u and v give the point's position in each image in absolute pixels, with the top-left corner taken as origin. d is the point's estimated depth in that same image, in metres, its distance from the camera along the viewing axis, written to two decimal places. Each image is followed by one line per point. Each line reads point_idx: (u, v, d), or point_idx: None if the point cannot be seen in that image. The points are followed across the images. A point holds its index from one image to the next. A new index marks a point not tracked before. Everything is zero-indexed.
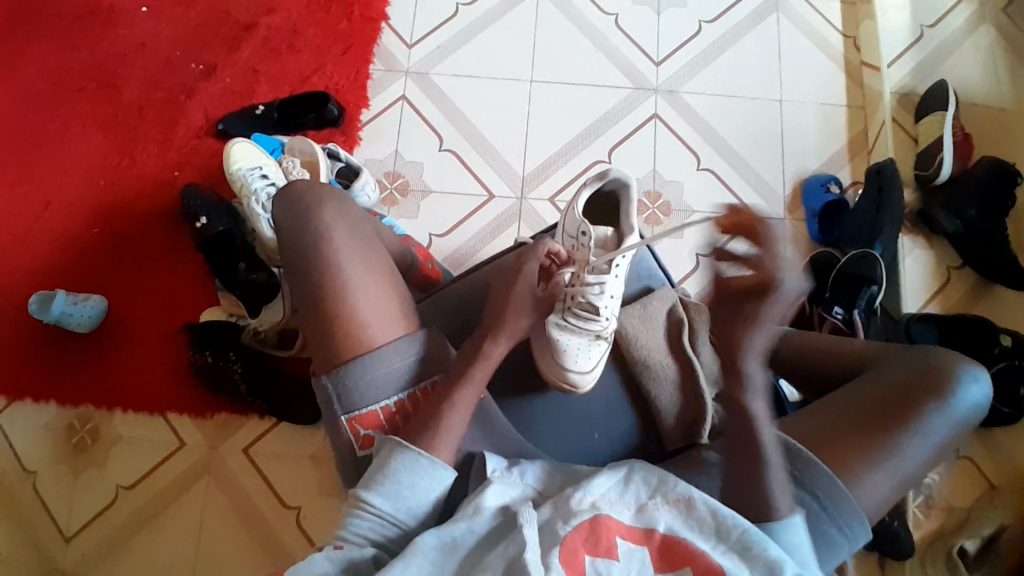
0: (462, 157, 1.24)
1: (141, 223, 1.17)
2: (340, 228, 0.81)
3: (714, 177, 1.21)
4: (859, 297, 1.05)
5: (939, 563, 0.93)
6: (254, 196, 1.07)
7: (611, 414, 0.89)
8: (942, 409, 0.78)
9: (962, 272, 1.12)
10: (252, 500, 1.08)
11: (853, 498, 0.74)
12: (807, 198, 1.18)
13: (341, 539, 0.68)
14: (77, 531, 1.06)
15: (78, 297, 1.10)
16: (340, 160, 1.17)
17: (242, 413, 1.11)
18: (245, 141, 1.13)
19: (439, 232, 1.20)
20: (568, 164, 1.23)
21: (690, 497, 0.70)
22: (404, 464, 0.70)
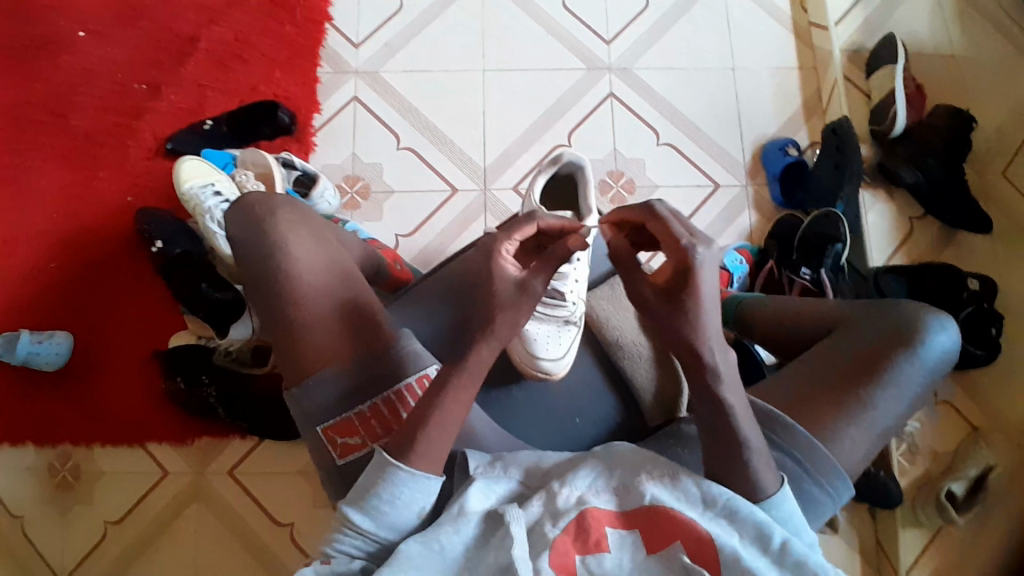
0: (421, 154, 1.22)
1: (101, 252, 1.15)
2: (296, 236, 0.81)
3: (675, 151, 1.21)
4: (825, 257, 1.06)
5: (931, 507, 0.95)
6: (209, 214, 1.05)
7: (590, 397, 0.90)
8: (913, 361, 0.79)
9: (926, 221, 1.13)
10: (244, 520, 1.07)
11: (833, 456, 0.75)
12: (768, 162, 1.18)
13: (329, 554, 0.68)
14: (72, 569, 1.04)
15: (43, 335, 1.07)
16: (295, 168, 1.15)
17: (223, 434, 1.09)
18: (195, 158, 1.10)
19: (405, 231, 1.19)
20: (528, 151, 1.22)
21: (675, 472, 0.70)
22: (384, 481, 0.67)
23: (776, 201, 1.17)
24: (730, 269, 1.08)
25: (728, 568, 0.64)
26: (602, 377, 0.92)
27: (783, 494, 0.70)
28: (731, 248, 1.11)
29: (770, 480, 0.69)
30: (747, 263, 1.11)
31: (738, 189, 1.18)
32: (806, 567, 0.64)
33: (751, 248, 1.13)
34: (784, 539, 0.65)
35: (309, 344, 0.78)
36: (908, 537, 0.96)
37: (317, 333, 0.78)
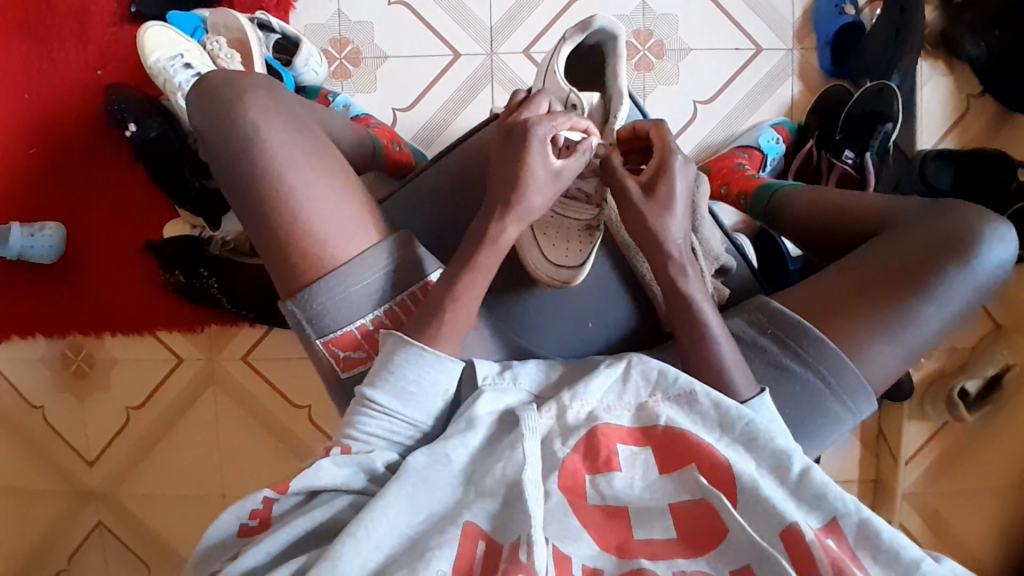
0: (417, 11, 1.06)
1: (72, 135, 1.04)
2: (270, 127, 0.70)
3: (714, 5, 1.04)
4: (872, 138, 0.95)
5: (940, 404, 0.99)
6: (180, 92, 0.92)
7: (607, 299, 0.86)
8: (963, 271, 0.72)
9: (982, 101, 1.01)
10: (261, 403, 1.09)
11: (859, 371, 0.73)
12: (820, 22, 1.03)
13: (349, 437, 0.67)
14: (98, 454, 1.09)
15: (32, 226, 1.01)
16: (274, 31, 1.01)
17: (232, 322, 1.08)
18: (159, 24, 0.95)
19: (403, 106, 1.07)
20: (542, 7, 1.06)
21: (691, 391, 0.68)
22: (410, 360, 0.67)
23: (824, 69, 1.04)
24: (765, 150, 1.01)
25: (745, 494, 0.61)
26: (614, 272, 0.87)
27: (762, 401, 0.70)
28: (768, 124, 1.03)
29: (748, 387, 0.70)
30: (785, 143, 1.03)
31: (781, 55, 1.04)
32: (826, 500, 0.61)
33: (790, 124, 1.04)
34: (805, 467, 0.63)
35: (301, 253, 0.70)
36: (912, 430, 1.01)
37: (307, 238, 0.70)
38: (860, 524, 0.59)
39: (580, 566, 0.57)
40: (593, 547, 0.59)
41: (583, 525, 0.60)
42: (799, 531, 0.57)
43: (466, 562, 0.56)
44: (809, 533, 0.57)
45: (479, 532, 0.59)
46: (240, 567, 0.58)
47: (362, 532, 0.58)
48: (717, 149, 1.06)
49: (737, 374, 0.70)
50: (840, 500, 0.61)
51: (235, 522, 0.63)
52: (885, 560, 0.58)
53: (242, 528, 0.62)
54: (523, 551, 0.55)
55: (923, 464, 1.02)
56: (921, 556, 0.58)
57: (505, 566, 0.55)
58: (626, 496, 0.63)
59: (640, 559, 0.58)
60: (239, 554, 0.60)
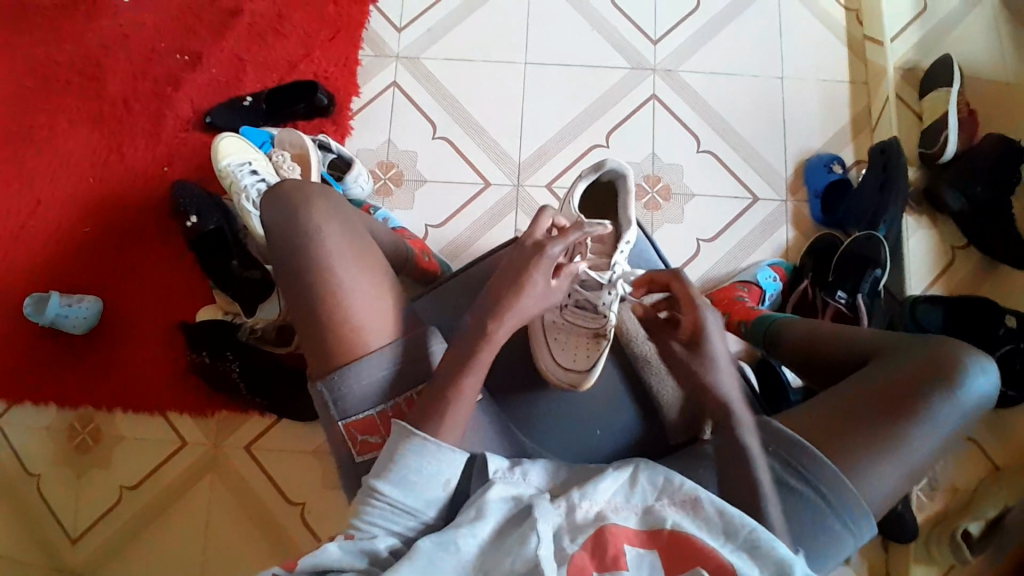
0: (455, 144, 1.21)
1: (133, 221, 1.15)
2: (332, 229, 0.80)
3: (715, 160, 1.19)
4: (862, 282, 1.03)
5: (944, 546, 0.94)
6: (243, 193, 1.05)
7: (612, 408, 0.90)
8: (948, 399, 0.75)
9: (968, 252, 1.11)
10: (257, 495, 1.08)
11: (857, 491, 0.73)
12: (810, 178, 1.16)
13: (355, 527, 0.68)
14: (82, 532, 1.06)
15: (71, 298, 1.08)
16: (331, 151, 1.15)
17: (243, 410, 1.10)
18: (233, 135, 1.10)
19: (436, 222, 1.18)
20: (565, 149, 1.21)
21: (696, 497, 0.70)
22: (412, 450, 0.69)
23: (815, 218, 1.15)
24: (763, 286, 1.09)
25: None
26: (625, 389, 0.91)
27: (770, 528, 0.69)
28: (765, 264, 1.11)
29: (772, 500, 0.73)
30: (781, 281, 1.11)
31: (775, 204, 1.16)
32: None
33: (786, 265, 1.12)
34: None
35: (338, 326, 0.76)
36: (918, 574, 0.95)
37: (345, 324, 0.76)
38: None
39: None
40: None
41: None
42: None
43: None
44: None
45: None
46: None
47: None
48: (720, 283, 1.14)
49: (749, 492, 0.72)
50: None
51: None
52: None
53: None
54: None
55: None
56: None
57: None
58: None
59: None
60: None
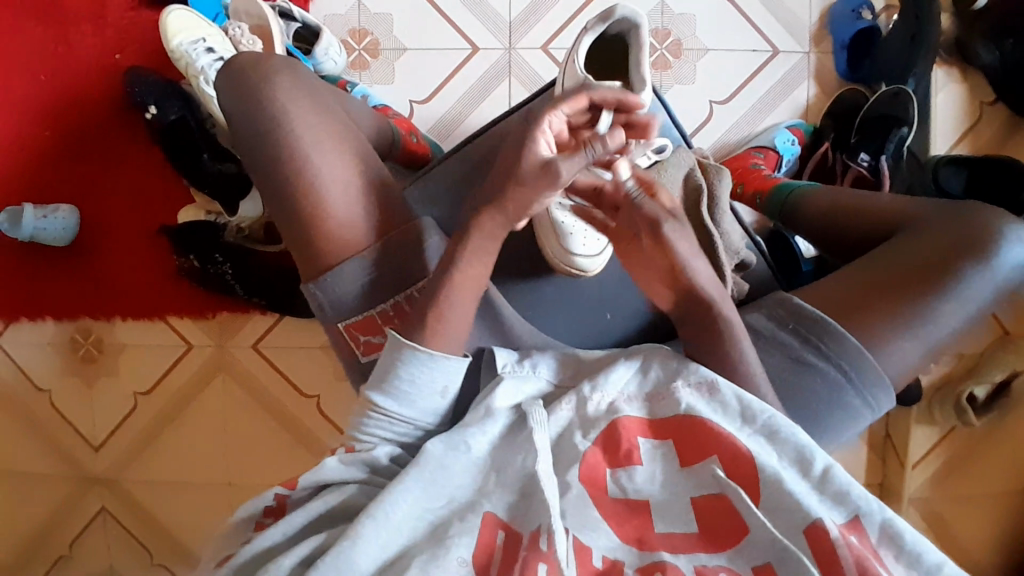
0: (437, 4, 1.07)
1: (94, 123, 1.04)
2: (299, 109, 0.69)
3: (732, 7, 1.05)
4: (887, 142, 0.97)
5: (948, 408, 1.00)
6: (202, 76, 0.91)
7: (624, 291, 0.82)
8: (982, 272, 0.71)
9: (995, 109, 1.02)
10: (269, 390, 1.09)
11: (880, 366, 0.71)
12: (835, 27, 1.04)
13: (354, 439, 0.65)
14: (103, 440, 1.09)
15: (45, 209, 1.01)
16: (294, 20, 1.01)
17: (244, 309, 1.07)
18: (183, 8, 0.95)
19: (421, 98, 1.07)
20: (562, 3, 1.07)
21: (713, 381, 0.66)
22: (404, 360, 0.64)
23: (840, 72, 1.05)
24: (781, 152, 1.02)
25: (768, 487, 0.59)
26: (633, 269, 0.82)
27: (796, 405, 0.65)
28: (784, 126, 1.04)
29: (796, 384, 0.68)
30: (801, 144, 1.04)
31: (798, 57, 1.05)
32: (849, 497, 0.59)
33: (806, 127, 1.05)
34: (828, 464, 0.60)
35: (323, 235, 0.68)
36: (919, 434, 1.03)
37: (332, 225, 0.68)
38: (885, 524, 0.58)
39: (601, 557, 0.56)
40: (612, 539, 0.57)
41: (603, 516, 0.59)
42: (823, 528, 0.56)
43: (487, 551, 0.55)
44: (833, 530, 0.55)
45: (498, 521, 0.58)
46: (253, 548, 0.57)
47: (380, 514, 0.57)
48: (734, 150, 1.07)
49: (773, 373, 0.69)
50: (864, 500, 0.58)
51: (251, 521, 0.62)
52: (908, 560, 0.56)
53: (257, 527, 0.62)
54: (544, 540, 0.55)
55: (932, 467, 1.03)
56: (945, 561, 0.56)
57: (525, 555, 0.54)
58: (648, 491, 0.61)
59: (659, 553, 0.56)
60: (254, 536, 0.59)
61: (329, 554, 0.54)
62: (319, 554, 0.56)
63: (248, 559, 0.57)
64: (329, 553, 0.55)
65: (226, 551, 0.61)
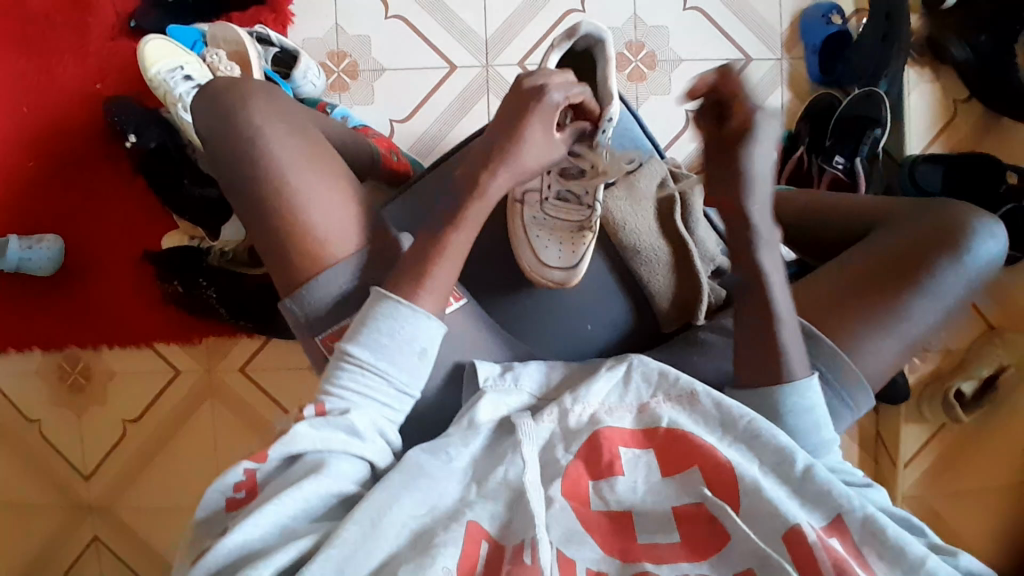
0: (413, 24, 1.08)
1: (78, 152, 1.05)
2: (275, 131, 0.70)
3: (703, 17, 1.07)
4: (862, 143, 0.98)
5: (937, 404, 1.00)
6: (180, 103, 0.92)
7: (608, 301, 0.80)
8: (955, 266, 0.72)
9: (971, 106, 1.03)
10: (257, 413, 1.09)
11: (857, 367, 0.70)
12: (807, 33, 1.05)
13: (325, 396, 0.63)
14: (93, 468, 1.09)
15: (30, 239, 1.01)
16: (272, 44, 1.02)
17: (231, 333, 1.08)
18: (159, 37, 0.96)
19: (400, 117, 1.09)
20: (537, 19, 1.08)
21: (693, 391, 0.67)
22: (385, 312, 0.64)
23: (813, 77, 1.06)
24: None
25: (748, 496, 0.59)
26: (611, 275, 0.81)
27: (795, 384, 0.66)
28: None
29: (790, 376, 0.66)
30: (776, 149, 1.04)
31: (771, 63, 1.06)
32: (829, 496, 0.59)
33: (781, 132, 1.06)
34: (809, 463, 0.61)
35: (301, 254, 0.68)
36: (910, 431, 1.03)
37: (309, 244, 0.68)
38: (865, 521, 0.58)
39: (584, 570, 0.56)
40: (596, 552, 0.57)
41: (587, 529, 0.59)
42: (802, 532, 0.56)
43: (471, 562, 0.56)
44: (811, 533, 0.56)
45: (483, 533, 0.58)
46: (229, 546, 0.54)
47: (365, 523, 0.57)
48: None
49: (788, 351, 0.66)
50: (844, 497, 0.59)
51: (221, 498, 0.59)
52: (891, 556, 0.56)
53: (228, 502, 0.59)
54: (527, 554, 0.55)
55: (922, 467, 1.03)
56: (927, 553, 0.57)
57: (509, 568, 0.55)
58: (630, 499, 0.61)
59: (644, 563, 0.56)
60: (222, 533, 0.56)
61: (316, 562, 0.53)
62: (304, 562, 0.54)
63: (225, 560, 0.54)
64: (317, 560, 0.54)
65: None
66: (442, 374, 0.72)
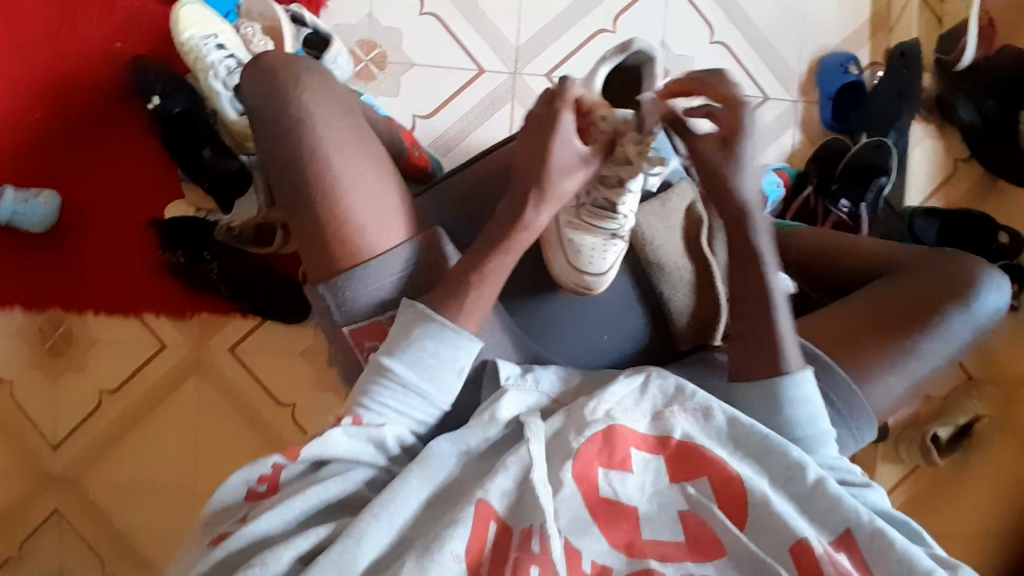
0: (446, 24, 1.09)
1: (86, 108, 1.02)
2: (324, 111, 0.68)
3: (728, 53, 1.11)
4: (867, 192, 1.03)
5: (914, 448, 1.05)
6: (212, 70, 0.90)
7: (624, 315, 0.83)
8: (963, 314, 0.76)
9: (970, 165, 1.09)
10: (243, 395, 1.05)
11: (866, 400, 0.74)
12: (824, 79, 1.11)
13: (360, 408, 0.63)
14: (63, 436, 1.04)
15: (26, 191, 0.98)
16: (306, 26, 1.00)
17: (226, 311, 1.05)
18: (196, 2, 0.94)
19: (424, 113, 1.09)
20: (569, 33, 1.10)
21: (708, 406, 0.66)
22: (429, 334, 0.63)
23: (824, 121, 1.11)
24: (767, 194, 1.05)
25: (755, 510, 0.61)
26: (635, 292, 0.84)
27: (805, 377, 0.68)
28: (771, 170, 1.07)
29: (793, 360, 0.68)
30: (785, 187, 1.08)
31: (786, 105, 1.11)
32: (838, 510, 0.61)
33: (790, 171, 1.09)
34: (821, 477, 0.62)
35: (336, 236, 0.67)
36: (886, 470, 1.07)
37: (344, 220, 0.67)
38: (873, 531, 0.59)
39: (591, 563, 0.58)
40: (602, 544, 0.59)
41: (594, 519, 0.60)
42: (809, 547, 0.58)
43: (479, 548, 0.56)
44: (818, 548, 0.58)
45: (492, 513, 0.58)
46: (252, 532, 0.55)
47: (382, 519, 0.57)
48: None
49: (787, 348, 0.69)
50: (854, 509, 0.60)
51: (242, 485, 0.60)
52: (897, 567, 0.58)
53: (249, 493, 0.60)
54: (536, 542, 0.56)
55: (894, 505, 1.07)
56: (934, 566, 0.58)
57: (518, 555, 0.56)
58: (638, 498, 0.62)
59: (649, 560, 0.58)
60: (241, 525, 0.57)
61: (331, 551, 0.54)
62: (321, 548, 0.55)
63: (243, 544, 0.55)
64: (329, 552, 0.54)
65: (215, 535, 0.59)
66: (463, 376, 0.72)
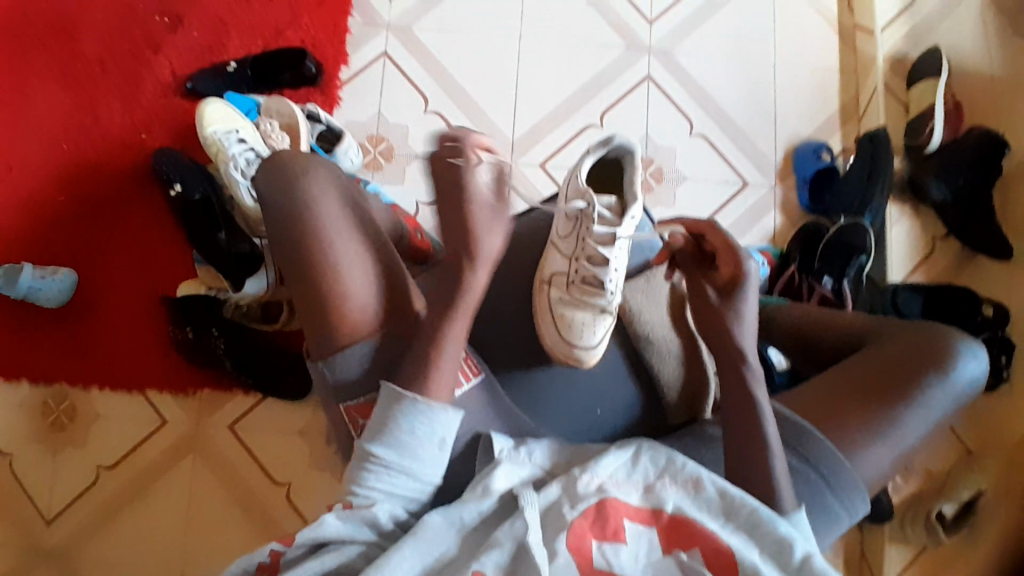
0: (448, 120, 1.19)
1: (111, 194, 1.10)
2: (330, 204, 0.70)
3: (707, 143, 1.19)
4: (848, 267, 1.06)
5: (919, 527, 1.03)
6: (232, 161, 0.99)
7: (611, 383, 0.85)
8: (943, 384, 0.78)
9: (948, 243, 1.14)
10: (240, 474, 1.05)
11: (853, 469, 0.74)
12: (799, 165, 1.18)
13: (351, 494, 0.64)
14: (58, 511, 1.03)
15: (46, 269, 1.04)
16: (320, 122, 1.10)
17: (227, 387, 1.07)
18: (219, 102, 1.04)
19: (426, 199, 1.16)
20: (560, 127, 1.19)
21: (698, 478, 0.66)
22: (404, 412, 0.65)
23: (801, 204, 1.18)
24: None
25: None
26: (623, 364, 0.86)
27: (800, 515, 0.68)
28: (756, 249, 1.12)
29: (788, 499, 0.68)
30: (769, 264, 1.12)
31: (765, 191, 1.18)
32: None
33: (773, 251, 1.14)
34: (807, 553, 0.63)
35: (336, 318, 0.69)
36: (892, 552, 1.05)
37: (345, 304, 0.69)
38: None
39: None
40: None
41: None
42: None
43: None
44: None
45: None
46: None
47: None
48: None
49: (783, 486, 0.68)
50: None
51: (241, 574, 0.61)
52: None
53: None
54: None
55: None
56: None
57: None
58: (632, 569, 0.61)
59: None
60: None
61: None
62: None
63: None
64: None
65: None
66: (458, 446, 0.72)
